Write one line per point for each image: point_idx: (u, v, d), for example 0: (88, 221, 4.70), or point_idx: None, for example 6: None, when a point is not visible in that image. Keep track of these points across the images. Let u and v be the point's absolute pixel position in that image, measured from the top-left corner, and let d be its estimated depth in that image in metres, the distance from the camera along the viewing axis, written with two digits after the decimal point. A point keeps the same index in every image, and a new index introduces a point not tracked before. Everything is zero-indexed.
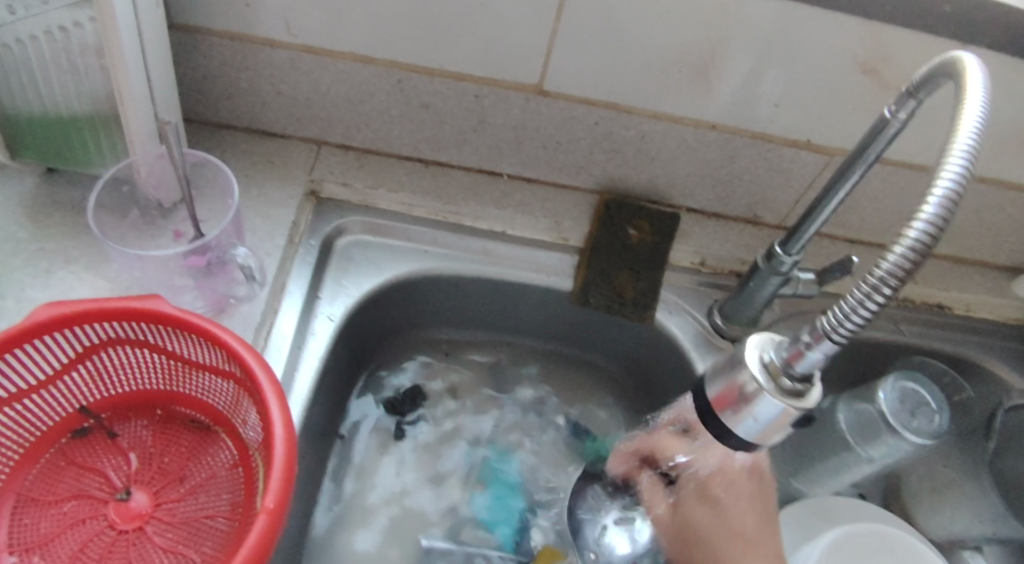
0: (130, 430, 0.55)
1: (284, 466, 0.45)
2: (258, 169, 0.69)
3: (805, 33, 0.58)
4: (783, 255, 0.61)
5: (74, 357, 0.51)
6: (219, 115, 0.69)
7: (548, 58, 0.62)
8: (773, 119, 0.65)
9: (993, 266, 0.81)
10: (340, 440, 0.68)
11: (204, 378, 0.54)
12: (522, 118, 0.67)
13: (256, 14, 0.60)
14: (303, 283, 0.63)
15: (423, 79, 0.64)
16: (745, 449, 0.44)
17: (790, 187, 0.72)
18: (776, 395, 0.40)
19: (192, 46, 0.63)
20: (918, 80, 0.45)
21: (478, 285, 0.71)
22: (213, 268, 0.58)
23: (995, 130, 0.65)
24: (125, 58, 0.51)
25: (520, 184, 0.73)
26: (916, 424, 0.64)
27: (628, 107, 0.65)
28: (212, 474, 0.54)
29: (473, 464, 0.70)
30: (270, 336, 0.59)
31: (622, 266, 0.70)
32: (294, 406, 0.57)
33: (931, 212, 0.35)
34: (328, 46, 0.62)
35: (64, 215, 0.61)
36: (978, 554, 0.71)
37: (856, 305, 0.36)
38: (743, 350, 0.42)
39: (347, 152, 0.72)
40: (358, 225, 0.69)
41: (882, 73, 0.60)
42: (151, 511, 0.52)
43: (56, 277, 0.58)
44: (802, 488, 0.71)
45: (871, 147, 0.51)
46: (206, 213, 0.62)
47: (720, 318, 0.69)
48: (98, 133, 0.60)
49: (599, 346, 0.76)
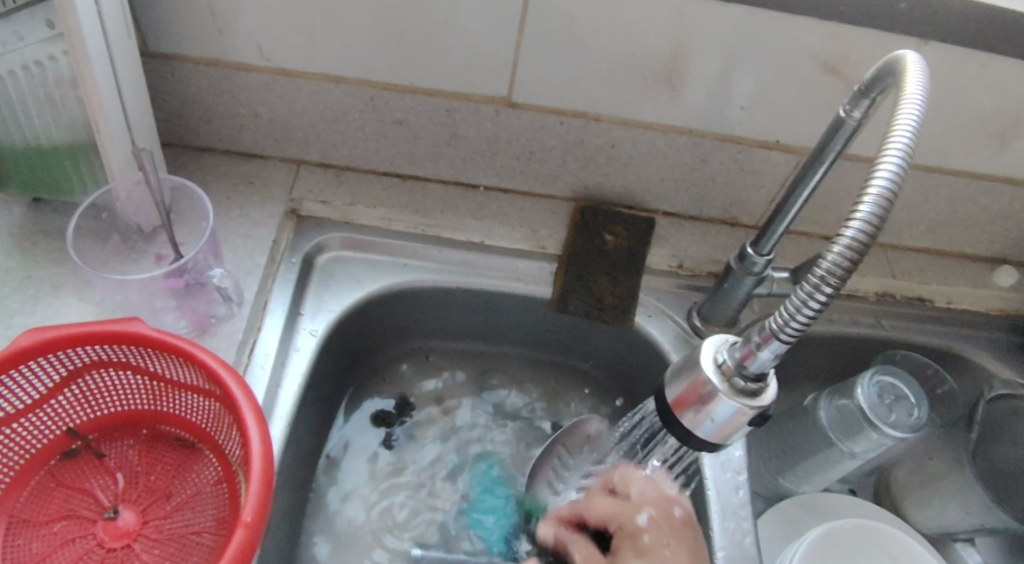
0: (117, 449, 0.57)
1: (262, 480, 0.46)
2: (239, 190, 0.70)
3: (764, 36, 0.59)
4: (755, 255, 0.62)
5: (60, 381, 0.53)
6: (199, 138, 0.71)
7: (515, 71, 0.63)
8: (742, 122, 0.66)
9: (973, 257, 0.81)
10: (327, 459, 0.69)
11: (186, 397, 0.55)
12: (494, 130, 0.68)
13: (228, 40, 0.62)
14: (285, 301, 0.65)
15: (394, 96, 0.66)
16: (708, 449, 0.46)
17: (763, 187, 0.72)
18: (732, 396, 0.42)
19: (169, 74, 0.65)
20: (868, 81, 0.46)
21: (459, 296, 0.72)
22: (192, 289, 0.59)
23: (962, 123, 0.66)
24: (99, 89, 0.53)
25: (497, 195, 0.74)
26: (894, 417, 0.65)
27: (598, 116, 0.66)
28: (197, 490, 0.55)
29: (462, 471, 0.71)
30: (253, 354, 0.60)
31: (600, 272, 0.71)
32: (277, 422, 0.58)
33: (866, 211, 0.37)
34: (301, 68, 0.64)
35: (50, 242, 0.63)
36: (970, 546, 0.71)
37: (801, 304, 0.38)
38: (699, 353, 0.44)
39: (326, 170, 0.73)
40: (338, 242, 0.71)
41: (844, 72, 0.61)
42: (138, 528, 0.53)
43: (43, 304, 0.59)
44: (789, 485, 0.71)
45: (830, 145, 0.52)
46: (185, 235, 0.63)
47: (699, 319, 0.70)
48: (79, 163, 0.61)
49: (582, 351, 0.77)
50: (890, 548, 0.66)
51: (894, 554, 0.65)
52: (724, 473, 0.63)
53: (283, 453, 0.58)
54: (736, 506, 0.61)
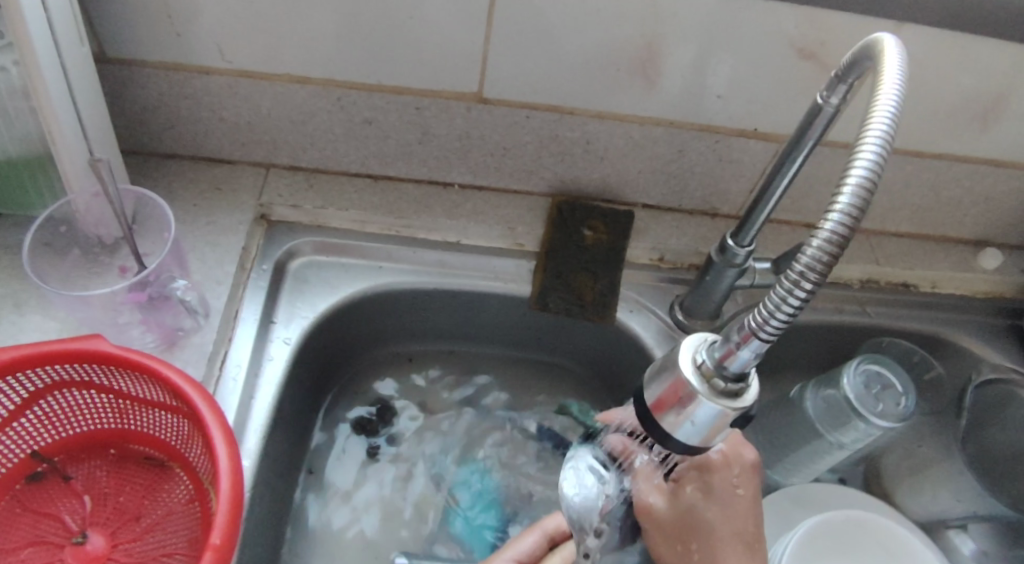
0: (85, 471, 0.55)
1: (230, 500, 0.45)
2: (206, 197, 0.68)
3: (737, 23, 0.57)
4: (736, 247, 0.60)
5: (20, 403, 0.51)
6: (163, 145, 0.69)
7: (485, 67, 0.61)
8: (718, 111, 0.64)
9: (956, 240, 0.80)
10: (306, 473, 0.67)
11: (153, 414, 0.54)
12: (467, 127, 0.66)
13: (187, 43, 0.60)
14: (256, 309, 0.63)
15: (362, 95, 0.64)
16: (688, 451, 0.44)
17: (743, 176, 0.71)
18: (711, 398, 0.40)
19: (128, 80, 0.63)
20: (844, 66, 0.45)
21: (438, 297, 0.70)
22: (157, 302, 0.57)
23: (943, 105, 0.65)
24: (51, 98, 0.51)
25: (472, 192, 0.73)
26: (882, 407, 0.64)
27: (573, 109, 0.65)
28: (169, 510, 0.53)
29: (445, 478, 0.69)
30: (224, 365, 0.59)
31: (579, 268, 0.70)
32: (251, 435, 0.56)
33: (845, 203, 0.36)
34: (265, 70, 0.62)
35: (10, 259, 0.61)
36: (962, 532, 0.70)
37: (781, 300, 0.37)
38: (677, 352, 0.43)
39: (296, 173, 0.71)
40: (311, 246, 0.69)
41: (820, 57, 0.60)
42: (109, 552, 0.52)
43: (3, 323, 0.57)
44: (778, 478, 0.70)
45: (808, 133, 0.50)
46: (149, 246, 0.61)
47: (682, 313, 0.69)
48: (36, 175, 0.59)
49: (566, 349, 0.75)
50: (884, 540, 0.65)
51: (887, 545, 0.65)
52: None
53: (259, 467, 0.57)
54: None
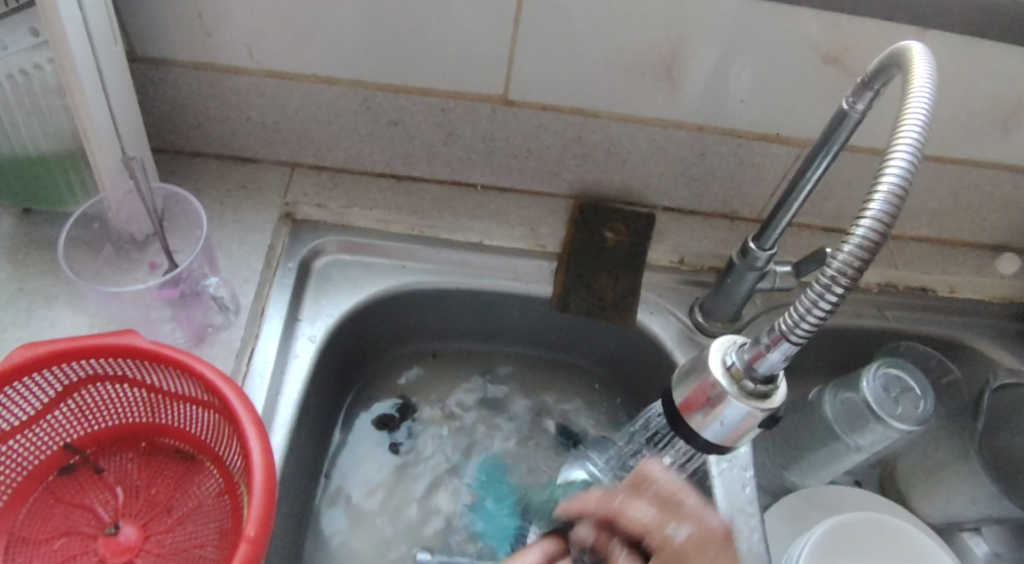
0: (116, 463, 0.56)
1: (263, 492, 0.45)
2: (233, 195, 0.69)
3: (762, 29, 0.58)
4: (758, 250, 0.61)
5: (56, 395, 0.52)
6: (191, 144, 0.70)
7: (511, 69, 0.62)
8: (741, 115, 0.65)
9: (975, 246, 0.80)
10: (325, 478, 0.68)
11: (185, 408, 0.54)
12: (491, 128, 0.67)
13: (217, 43, 0.60)
14: (282, 306, 0.64)
15: (389, 96, 0.65)
16: (715, 452, 0.45)
17: (764, 180, 0.71)
18: (740, 399, 0.41)
19: (159, 79, 0.63)
20: (871, 72, 0.45)
21: (461, 296, 0.71)
22: (188, 299, 0.58)
23: (965, 110, 0.65)
24: (86, 97, 0.52)
25: (495, 194, 0.73)
26: (901, 410, 0.64)
27: (596, 112, 0.65)
28: (199, 503, 0.54)
29: (466, 475, 0.70)
30: (252, 361, 0.59)
31: (601, 269, 0.70)
32: (277, 431, 0.57)
33: (877, 209, 0.36)
34: (293, 70, 0.63)
35: (42, 254, 0.62)
36: (977, 535, 0.70)
37: (812, 305, 0.37)
38: (707, 354, 0.43)
39: (321, 173, 0.72)
40: (335, 245, 0.69)
41: (845, 62, 0.60)
42: (140, 543, 0.52)
43: (35, 317, 0.58)
44: (796, 480, 0.70)
45: (833, 137, 0.51)
46: (179, 244, 0.62)
47: (702, 315, 0.69)
48: (68, 172, 0.60)
49: (585, 349, 0.76)
50: (896, 541, 0.65)
51: (900, 546, 0.65)
52: (731, 470, 0.61)
53: (285, 462, 0.58)
54: (743, 502, 0.59)
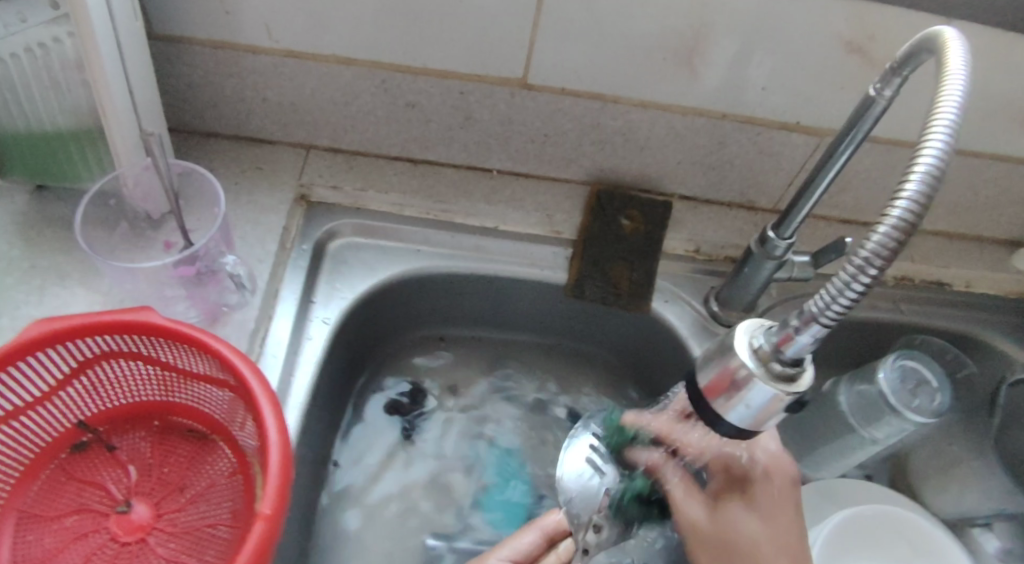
0: (129, 442, 0.55)
1: (279, 471, 0.45)
2: (247, 176, 0.69)
3: (788, 16, 0.57)
4: (777, 239, 0.60)
5: (70, 371, 0.51)
6: (205, 124, 0.69)
7: (531, 52, 0.61)
8: (762, 103, 0.64)
9: (991, 240, 0.80)
10: (334, 466, 0.67)
11: (200, 387, 0.54)
12: (509, 112, 0.67)
13: (236, 21, 0.60)
14: (295, 288, 0.63)
15: (407, 78, 0.64)
16: (739, 436, 0.44)
17: (782, 169, 0.71)
18: (766, 381, 0.40)
19: (176, 57, 0.63)
20: (902, 57, 0.44)
21: (474, 282, 0.71)
22: (204, 277, 0.57)
23: (988, 103, 0.64)
24: (105, 71, 0.51)
25: (510, 179, 0.73)
26: (917, 403, 0.63)
27: (615, 97, 0.65)
28: (212, 482, 0.54)
29: (477, 461, 0.70)
30: (265, 342, 0.59)
31: (616, 257, 0.69)
32: (291, 412, 0.57)
33: (913, 190, 0.36)
34: (311, 50, 0.62)
35: (56, 231, 0.61)
36: (988, 531, 0.68)
37: (844, 286, 0.37)
38: (733, 337, 0.43)
39: (336, 155, 0.71)
40: (349, 228, 0.69)
41: (869, 51, 0.60)
42: (152, 521, 0.52)
43: (49, 294, 0.58)
44: (807, 471, 0.70)
45: (858, 124, 0.50)
46: (195, 222, 0.62)
47: (717, 304, 0.69)
48: (84, 148, 0.60)
49: (599, 338, 0.76)
50: (909, 534, 0.65)
51: (913, 540, 0.65)
52: None
53: (297, 444, 0.57)
54: None
